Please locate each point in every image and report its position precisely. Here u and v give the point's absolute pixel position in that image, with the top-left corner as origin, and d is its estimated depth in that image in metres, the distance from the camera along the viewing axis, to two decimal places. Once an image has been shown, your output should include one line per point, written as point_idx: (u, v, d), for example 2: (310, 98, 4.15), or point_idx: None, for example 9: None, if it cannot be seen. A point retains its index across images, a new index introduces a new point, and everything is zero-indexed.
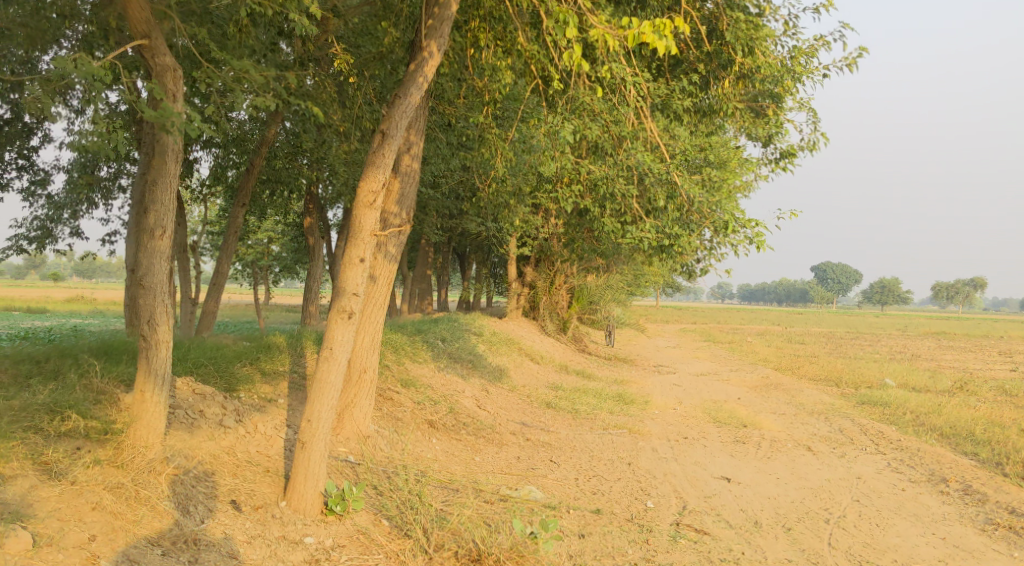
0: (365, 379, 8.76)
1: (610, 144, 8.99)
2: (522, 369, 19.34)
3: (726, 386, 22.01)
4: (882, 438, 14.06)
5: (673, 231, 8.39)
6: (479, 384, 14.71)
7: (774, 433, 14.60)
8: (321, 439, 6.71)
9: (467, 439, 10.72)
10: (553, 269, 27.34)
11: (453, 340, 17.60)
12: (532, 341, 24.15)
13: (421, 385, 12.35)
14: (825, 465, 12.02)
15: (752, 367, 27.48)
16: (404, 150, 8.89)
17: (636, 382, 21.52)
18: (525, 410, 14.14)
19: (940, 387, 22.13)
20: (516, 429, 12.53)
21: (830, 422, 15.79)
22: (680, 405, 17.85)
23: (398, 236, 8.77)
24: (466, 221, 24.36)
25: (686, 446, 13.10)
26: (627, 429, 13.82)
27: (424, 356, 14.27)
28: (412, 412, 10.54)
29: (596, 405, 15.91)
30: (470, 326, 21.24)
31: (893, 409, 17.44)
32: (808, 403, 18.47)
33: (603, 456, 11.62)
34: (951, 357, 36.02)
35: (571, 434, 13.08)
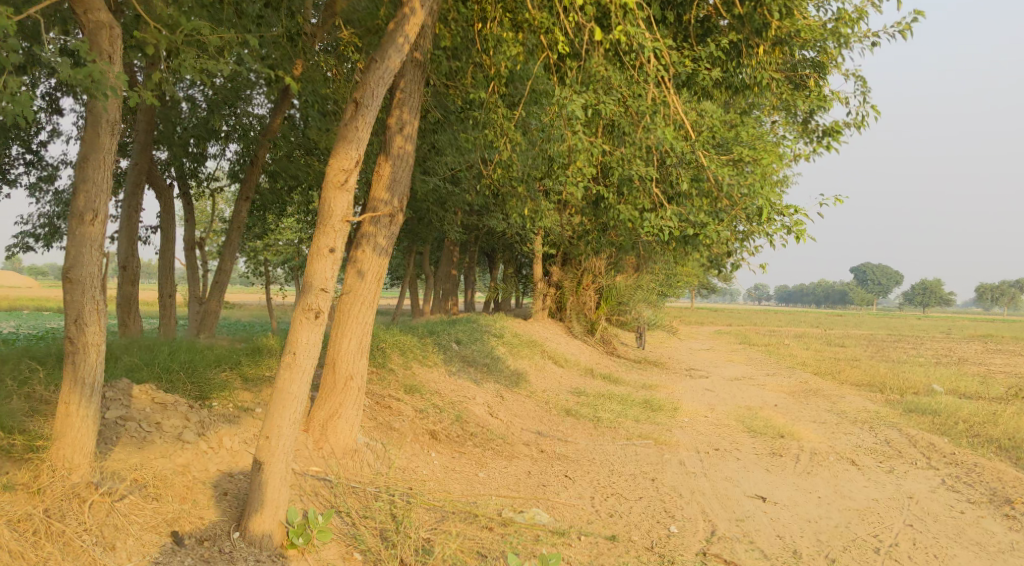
0: (352, 387, 7.84)
1: (628, 121, 7.96)
2: (544, 374, 18.30)
3: (762, 392, 20.74)
4: (934, 451, 12.83)
5: (699, 219, 7.29)
6: (495, 389, 13.72)
7: (814, 445, 13.42)
8: (283, 458, 5.88)
9: (474, 451, 9.72)
10: (579, 268, 26.32)
11: (471, 343, 16.58)
12: (557, 344, 23.11)
13: (428, 391, 11.37)
14: (872, 482, 10.87)
15: (790, 371, 26.17)
16: (396, 130, 7.95)
17: (666, 387, 20.38)
18: (542, 418, 13.11)
19: (992, 395, 20.72)
20: (531, 440, 11.50)
21: (875, 432, 14.57)
22: (712, 412, 16.69)
23: (388, 226, 7.94)
24: (488, 218, 23.40)
25: (717, 459, 11.99)
26: (653, 439, 12.75)
27: (435, 360, 13.31)
28: (412, 421, 9.55)
29: (620, 412, 14.82)
30: (491, 327, 20.20)
31: (944, 418, 16.16)
32: (851, 411, 17.23)
33: (624, 471, 10.58)
34: (1001, 361, 34.35)
35: (591, 445, 12.03)
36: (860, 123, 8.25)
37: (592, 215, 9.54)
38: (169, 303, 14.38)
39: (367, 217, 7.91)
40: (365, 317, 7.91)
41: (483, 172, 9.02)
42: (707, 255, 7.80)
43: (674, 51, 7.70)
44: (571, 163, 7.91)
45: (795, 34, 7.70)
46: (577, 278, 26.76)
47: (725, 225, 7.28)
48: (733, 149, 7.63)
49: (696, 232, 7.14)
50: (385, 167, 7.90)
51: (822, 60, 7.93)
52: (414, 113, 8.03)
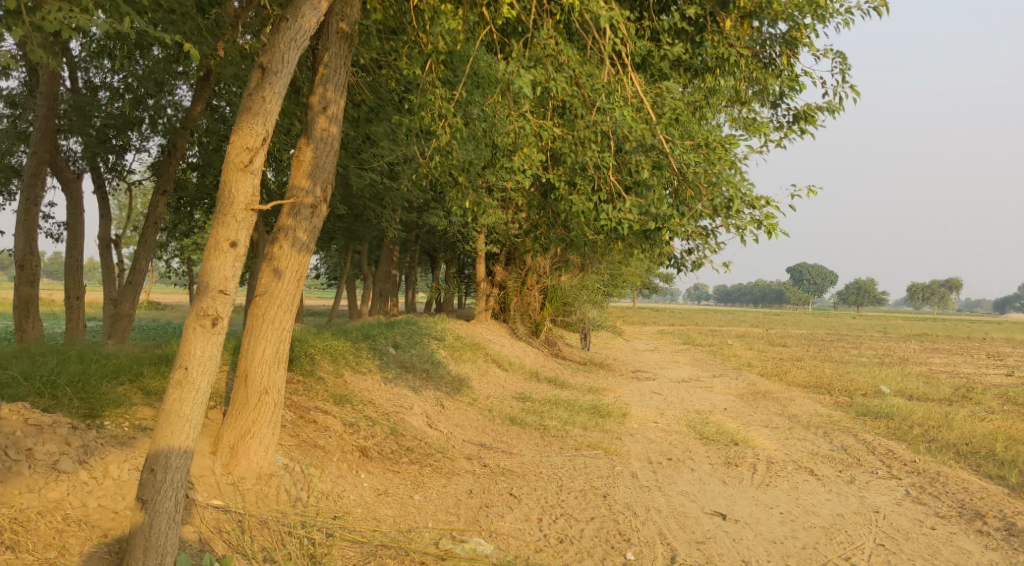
0: (267, 402, 6.91)
1: (582, 103, 7.17)
2: (487, 379, 17.43)
3: (710, 394, 20.24)
4: (894, 458, 12.38)
5: (661, 211, 6.54)
6: (433, 396, 12.81)
7: (770, 452, 12.85)
8: (170, 496, 5.25)
9: (409, 468, 8.82)
10: (524, 268, 25.56)
11: (410, 347, 15.64)
12: (501, 346, 22.28)
13: (360, 401, 10.42)
14: (835, 494, 10.33)
15: (736, 372, 25.73)
16: (319, 109, 7.00)
17: (613, 390, 19.71)
18: (485, 427, 12.26)
19: (939, 396, 20.64)
20: (474, 453, 10.67)
21: (831, 438, 14.06)
22: (662, 417, 16.04)
23: (311, 217, 7.00)
24: (429, 216, 22.48)
25: (672, 470, 11.29)
26: (603, 449, 12.00)
27: (369, 367, 12.34)
28: (340, 436, 8.60)
29: (567, 419, 14.06)
30: (431, 329, 19.27)
31: (897, 421, 15.80)
32: (802, 415, 16.78)
33: (573, 486, 9.81)
34: (939, 361, 34.81)
35: (538, 456, 11.23)
36: (833, 107, 7.62)
37: (541, 209, 8.76)
38: (77, 305, 13.14)
39: (285, 206, 6.97)
40: (284, 321, 6.92)
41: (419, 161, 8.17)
42: (667, 252, 7.10)
43: (632, 25, 7.00)
44: (517, 151, 7.13)
45: (764, 6, 7.06)
46: (521, 278, 26.02)
47: (689, 220, 6.56)
48: (696, 134, 6.94)
49: (657, 226, 6.42)
50: (306, 151, 6.96)
51: (794, 36, 7.24)
52: (340, 89, 7.11)
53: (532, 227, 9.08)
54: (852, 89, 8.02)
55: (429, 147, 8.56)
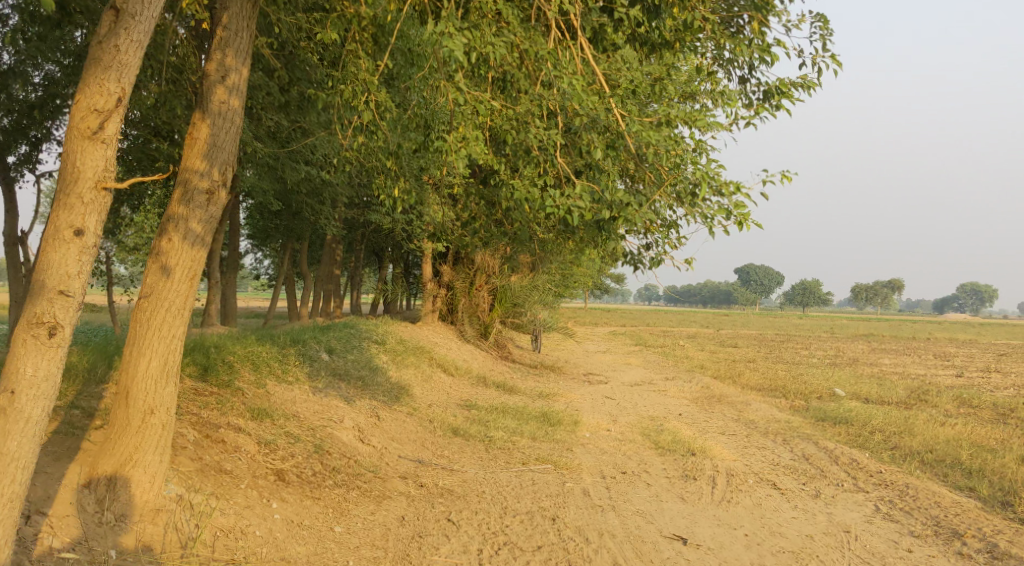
0: (154, 423, 5.91)
1: (525, 74, 6.26)
2: (431, 385, 16.42)
3: (663, 399, 19.49)
4: (860, 468, 11.69)
5: (616, 197, 5.64)
6: (369, 406, 11.77)
7: (729, 462, 12.07)
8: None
9: (332, 494, 7.76)
10: (472, 268, 24.58)
11: (346, 352, 14.55)
12: (447, 349, 21.28)
13: (282, 416, 9.37)
14: (800, 511, 9.60)
15: (690, 375, 25.06)
16: (218, 78, 6.00)
17: (563, 396, 18.83)
18: (424, 440, 11.28)
19: (896, 399, 20.20)
20: (411, 471, 9.68)
21: (792, 446, 13.35)
22: (614, 425, 15.21)
23: (207, 205, 5.98)
24: (371, 213, 21.41)
25: (627, 485, 10.44)
26: (553, 462, 11.10)
27: (296, 375, 11.28)
28: (251, 459, 7.52)
29: (515, 429, 13.13)
30: (372, 333, 18.21)
31: (858, 428, 15.17)
32: (760, 421, 16.10)
33: (519, 508, 8.89)
34: (889, 361, 34.82)
35: (480, 472, 10.29)
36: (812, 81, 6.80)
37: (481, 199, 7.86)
38: None
39: (176, 191, 5.93)
40: (174, 328, 5.90)
41: (343, 142, 7.22)
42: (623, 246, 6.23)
43: None
44: (451, 129, 6.20)
45: None
46: (469, 278, 24.87)
47: (649, 208, 5.68)
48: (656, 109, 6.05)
49: (613, 214, 5.55)
50: (201, 128, 5.96)
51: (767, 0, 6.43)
52: (244, 56, 6.14)
53: (470, 218, 8.18)
54: (831, 61, 7.32)
55: (352, 127, 7.55)
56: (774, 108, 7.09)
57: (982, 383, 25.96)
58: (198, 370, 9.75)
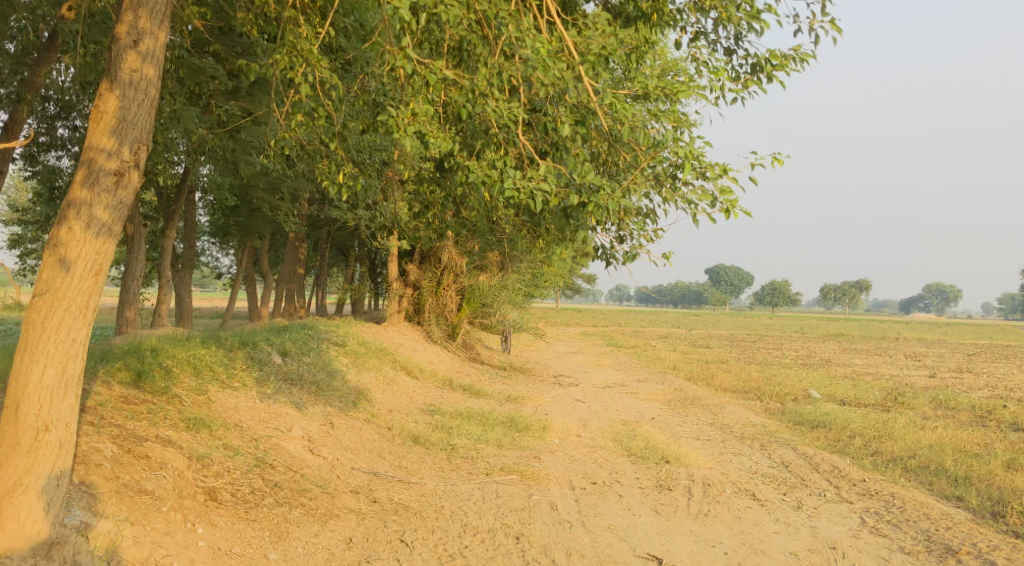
0: (46, 442, 5.41)
1: (483, 41, 5.62)
2: (392, 389, 15.66)
3: (636, 401, 18.89)
4: (842, 477, 11.12)
5: (586, 179, 5.06)
6: (322, 413, 10.98)
7: (704, 470, 11.44)
8: None
9: (270, 514, 7.04)
10: (439, 267, 23.84)
11: (301, 355, 13.73)
12: (412, 351, 20.48)
13: (221, 426, 8.57)
14: (781, 525, 8.99)
15: (662, 376, 24.48)
16: (128, 43, 5.62)
17: (532, 399, 18.13)
18: (380, 450, 10.52)
19: (872, 401, 19.74)
20: (363, 485, 8.93)
21: (770, 452, 12.75)
22: (585, 430, 14.54)
23: (113, 188, 5.57)
24: (332, 209, 20.59)
25: (597, 497, 9.77)
26: (519, 473, 10.39)
27: (242, 381, 10.48)
28: (178, 476, 6.77)
29: (480, 436, 12.42)
30: (332, 333, 17.40)
31: (837, 432, 14.63)
32: (735, 425, 15.51)
33: (481, 525, 8.18)
34: (861, 362, 34.58)
35: (441, 485, 9.56)
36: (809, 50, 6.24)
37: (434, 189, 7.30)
38: None
39: (79, 172, 5.50)
40: (73, 332, 5.45)
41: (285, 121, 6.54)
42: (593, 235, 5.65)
43: None
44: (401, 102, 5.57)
45: None
46: (437, 277, 24.13)
47: (624, 192, 5.11)
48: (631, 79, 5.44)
49: (583, 199, 4.99)
50: (107, 100, 5.56)
51: None
52: (160, 18, 5.75)
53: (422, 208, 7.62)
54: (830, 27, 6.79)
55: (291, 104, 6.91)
56: (763, 81, 6.62)
57: (956, 384, 25.62)
58: (130, 376, 8.92)
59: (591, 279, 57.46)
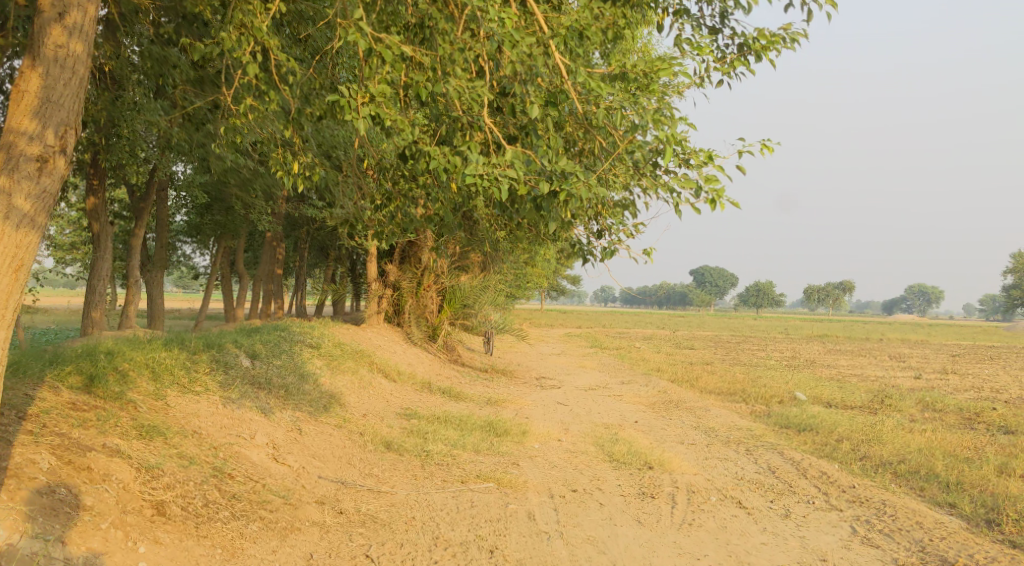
0: None
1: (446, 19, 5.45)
2: (368, 393, 15.19)
3: (619, 404, 18.49)
4: (830, 482, 10.76)
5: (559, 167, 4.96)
6: (290, 418, 10.50)
7: (689, 476, 11.04)
8: None
9: (223, 529, 6.65)
10: (419, 267, 23.39)
11: (272, 358, 13.23)
12: (391, 353, 19.98)
13: (178, 433, 8.10)
14: (768, 534, 8.62)
15: (646, 378, 24.11)
16: (53, 18, 5.86)
17: (513, 402, 17.69)
18: (350, 456, 10.07)
19: (858, 403, 19.44)
20: (329, 495, 8.47)
21: (756, 457, 12.36)
22: (566, 433, 14.14)
23: (37, 168, 5.84)
24: (308, 206, 20.10)
25: (577, 506, 9.35)
26: (495, 480, 9.94)
27: (205, 385, 10.00)
28: (123, 490, 6.39)
29: (456, 441, 11.98)
30: (306, 334, 16.91)
31: (824, 435, 14.28)
32: (720, 428, 15.13)
33: (453, 537, 7.75)
34: (845, 363, 34.37)
35: (413, 494, 9.13)
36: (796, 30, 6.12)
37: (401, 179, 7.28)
38: None
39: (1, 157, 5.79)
40: None
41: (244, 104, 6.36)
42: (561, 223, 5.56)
43: None
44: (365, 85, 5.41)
45: None
46: (417, 278, 23.63)
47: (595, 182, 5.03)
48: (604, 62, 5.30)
49: (553, 187, 4.96)
50: (30, 80, 5.82)
51: None
52: None
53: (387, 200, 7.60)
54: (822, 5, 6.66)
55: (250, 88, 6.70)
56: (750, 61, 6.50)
57: (942, 385, 25.38)
58: (83, 381, 8.43)
59: (576, 279, 57.05)
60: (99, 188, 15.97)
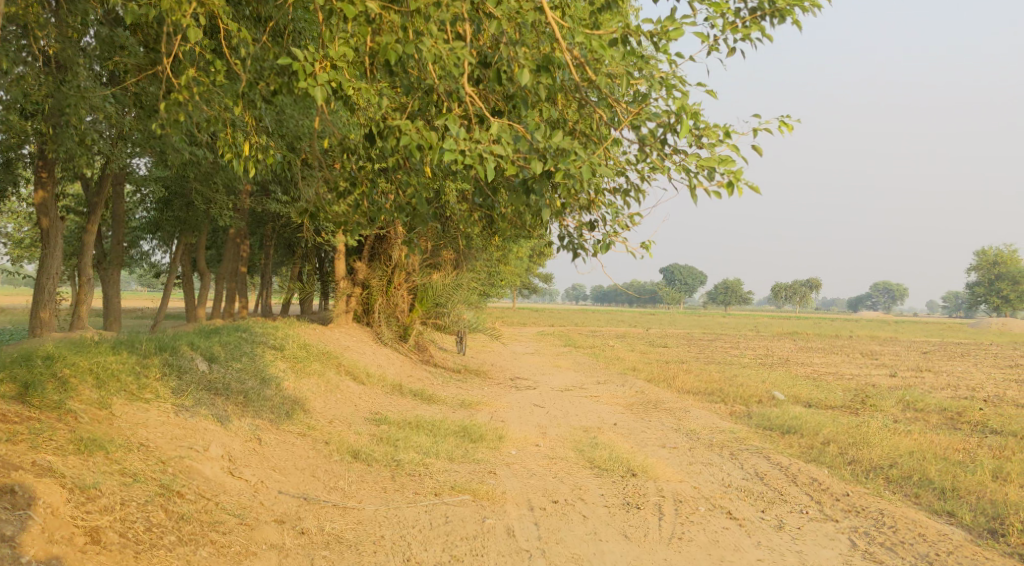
0: None
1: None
2: (334, 397, 14.47)
3: (596, 405, 17.90)
4: (822, 490, 10.25)
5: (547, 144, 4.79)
6: (249, 427, 9.77)
7: (674, 484, 10.46)
8: None
9: (166, 558, 6.10)
10: (388, 265, 22.66)
11: (231, 362, 12.47)
12: (360, 354, 19.24)
13: (121, 446, 7.37)
14: (764, 549, 8.10)
15: (622, 378, 23.56)
16: None
17: (487, 404, 17.02)
18: (314, 467, 9.37)
19: (838, 403, 19.03)
20: (290, 513, 7.79)
21: (742, 462, 11.83)
22: (543, 438, 13.52)
23: None
24: (272, 200, 19.28)
25: (559, 519, 8.76)
26: (470, 491, 9.30)
27: (154, 392, 9.23)
28: (51, 516, 5.77)
29: (429, 448, 11.31)
30: (269, 335, 16.13)
31: (810, 438, 13.80)
32: (702, 431, 14.59)
33: (426, 559, 7.13)
34: (819, 360, 34.11)
35: (382, 509, 8.48)
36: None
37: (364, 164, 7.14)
38: None
39: None
40: None
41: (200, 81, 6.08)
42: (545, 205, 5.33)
43: None
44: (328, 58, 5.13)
45: None
46: (387, 276, 22.86)
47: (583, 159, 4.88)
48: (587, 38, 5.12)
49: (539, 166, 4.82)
50: None
51: None
52: None
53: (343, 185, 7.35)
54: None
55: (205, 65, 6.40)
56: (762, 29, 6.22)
57: (919, 383, 25.11)
58: (15, 389, 7.65)
59: (547, 277, 56.43)
60: (48, 182, 15.13)
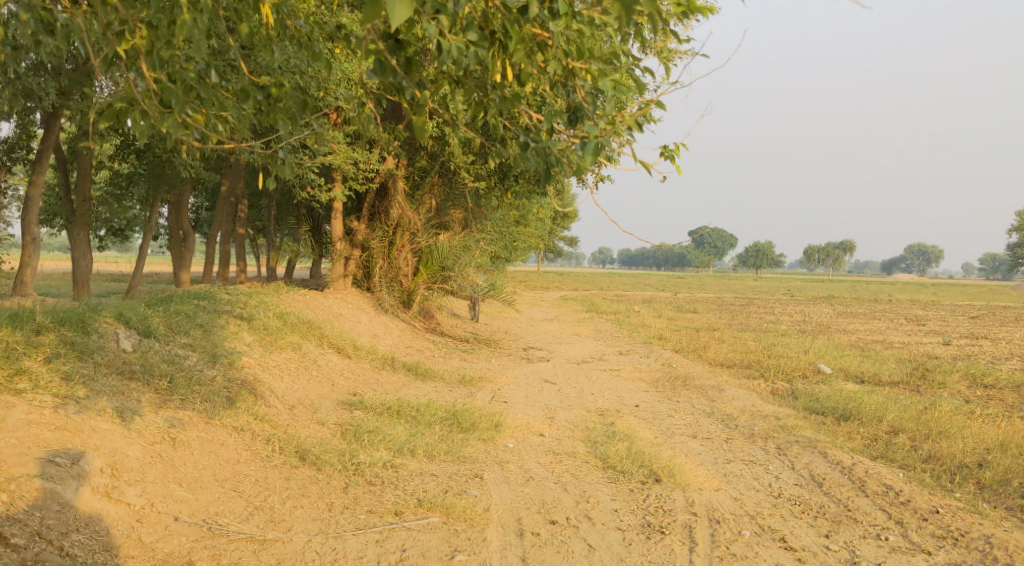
0: None
1: None
2: (308, 376, 12.31)
3: (617, 382, 15.64)
4: (900, 503, 7.98)
5: None
6: (164, 423, 7.61)
7: (710, 494, 8.22)
8: None
9: None
10: (389, 224, 20.41)
11: (172, 336, 10.33)
12: (352, 324, 17.12)
13: None
14: None
15: (648, 348, 21.29)
16: None
17: (491, 381, 14.83)
18: (239, 479, 7.19)
19: (895, 378, 16.65)
20: (178, 555, 5.86)
21: (793, 461, 9.54)
22: (551, 426, 11.29)
23: None
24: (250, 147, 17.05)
25: (555, 553, 6.58)
26: (442, 511, 7.09)
27: (32, 383, 7.05)
28: None
29: (402, 443, 9.11)
30: (240, 303, 14.00)
31: (871, 425, 11.49)
32: (741, 416, 12.29)
33: None
34: (862, 327, 31.58)
35: (312, 541, 6.32)
36: None
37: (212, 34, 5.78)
38: None
39: None
40: None
41: None
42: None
43: None
44: None
45: None
46: (388, 237, 20.52)
47: None
48: None
49: None
50: None
51: None
52: None
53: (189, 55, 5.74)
54: None
55: None
56: None
57: (977, 353, 22.64)
58: None
59: (571, 238, 53.69)
60: None
